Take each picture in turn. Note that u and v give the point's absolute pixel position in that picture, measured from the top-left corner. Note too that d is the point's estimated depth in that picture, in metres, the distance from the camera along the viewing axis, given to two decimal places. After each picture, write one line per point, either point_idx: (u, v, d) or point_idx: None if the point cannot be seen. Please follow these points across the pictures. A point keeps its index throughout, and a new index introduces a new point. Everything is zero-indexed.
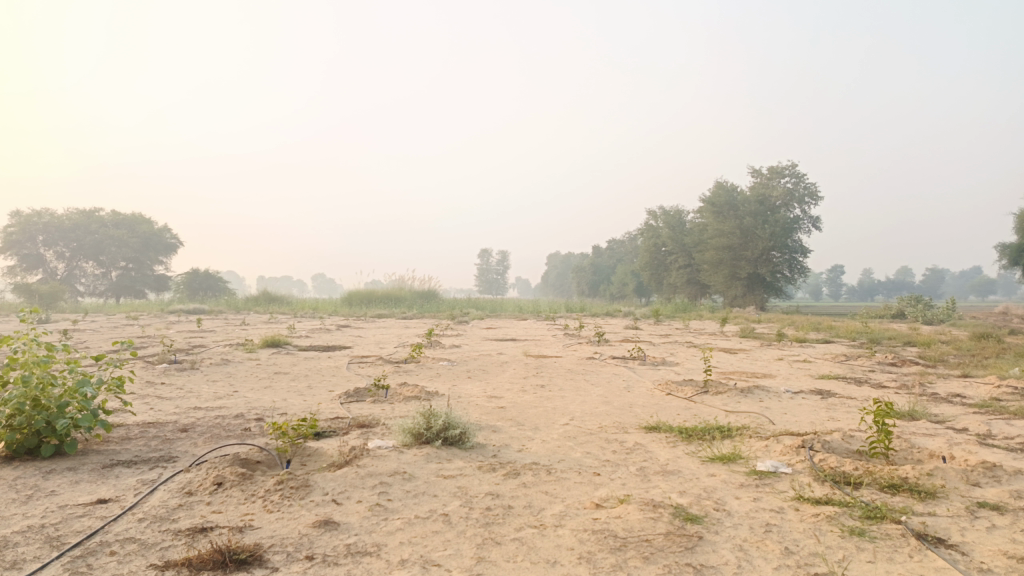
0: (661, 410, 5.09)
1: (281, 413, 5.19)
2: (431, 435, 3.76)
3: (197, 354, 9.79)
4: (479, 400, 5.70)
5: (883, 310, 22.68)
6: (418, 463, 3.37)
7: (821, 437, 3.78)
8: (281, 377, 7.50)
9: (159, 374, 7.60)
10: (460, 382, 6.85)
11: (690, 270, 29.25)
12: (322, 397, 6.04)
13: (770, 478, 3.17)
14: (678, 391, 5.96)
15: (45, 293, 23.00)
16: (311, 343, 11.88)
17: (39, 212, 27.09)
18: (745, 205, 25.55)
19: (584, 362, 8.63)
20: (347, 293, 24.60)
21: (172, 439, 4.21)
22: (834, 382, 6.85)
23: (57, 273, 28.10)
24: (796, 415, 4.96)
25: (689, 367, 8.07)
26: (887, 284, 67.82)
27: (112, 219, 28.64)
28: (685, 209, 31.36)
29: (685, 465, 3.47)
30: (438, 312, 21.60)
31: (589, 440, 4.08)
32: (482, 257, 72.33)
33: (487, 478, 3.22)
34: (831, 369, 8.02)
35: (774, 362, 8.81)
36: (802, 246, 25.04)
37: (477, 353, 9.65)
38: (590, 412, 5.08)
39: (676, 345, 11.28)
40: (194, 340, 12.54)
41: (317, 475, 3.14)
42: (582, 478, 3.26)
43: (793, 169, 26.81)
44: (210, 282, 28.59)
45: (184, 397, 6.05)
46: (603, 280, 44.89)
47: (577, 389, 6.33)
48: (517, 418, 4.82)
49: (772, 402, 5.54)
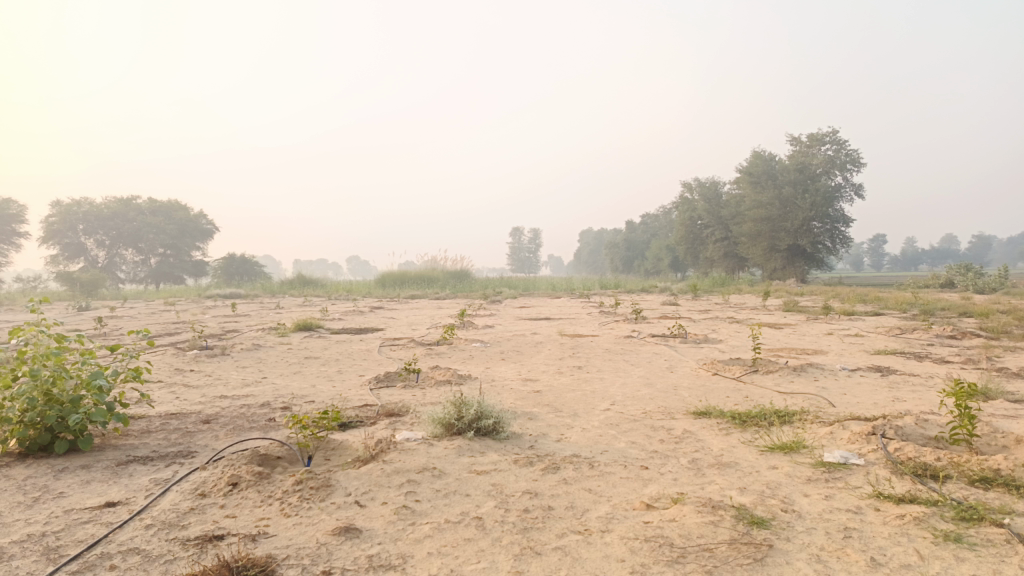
0: (708, 392, 4.75)
1: (308, 401, 4.99)
2: (463, 426, 3.47)
3: (228, 339, 9.69)
4: (514, 384, 5.42)
5: (931, 280, 21.82)
6: (448, 457, 3.10)
7: (892, 422, 3.42)
8: (311, 362, 7.32)
9: (189, 361, 7.49)
10: (494, 364, 6.59)
11: (727, 244, 28.53)
12: (352, 382, 5.82)
13: (840, 471, 2.84)
14: (725, 371, 5.59)
15: (85, 281, 23.32)
16: (344, 326, 11.73)
17: (78, 201, 27.49)
18: (784, 174, 24.71)
19: (622, 340, 8.32)
20: (380, 274, 24.47)
21: (193, 432, 4.01)
22: (893, 358, 6.40)
23: (98, 261, 28.54)
24: (857, 396, 4.58)
25: (733, 344, 7.67)
26: (931, 254, 65.85)
27: (149, 207, 28.95)
28: (720, 180, 30.52)
29: (741, 456, 3.15)
30: (471, 292, 21.37)
31: (634, 428, 3.78)
32: (514, 235, 71.82)
33: (524, 474, 2.94)
34: (886, 343, 7.54)
35: (824, 337, 8.36)
36: (844, 216, 24.15)
37: (511, 333, 9.38)
38: (633, 396, 4.76)
39: (717, 321, 10.86)
40: (227, 325, 12.50)
41: (339, 473, 2.89)
42: (629, 473, 2.95)
43: (834, 135, 25.84)
44: (246, 266, 28.79)
45: (211, 385, 5.89)
46: (637, 255, 44.22)
47: (616, 370, 6.01)
48: (554, 404, 4.52)
49: (829, 381, 5.16)
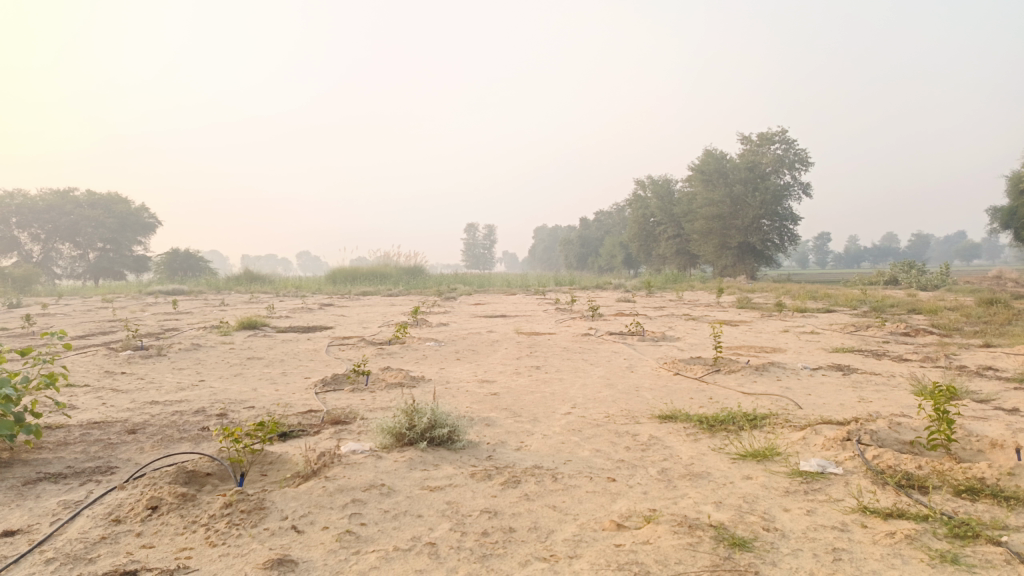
0: (671, 394, 4.57)
1: (247, 407, 4.64)
2: (415, 435, 3.19)
3: (166, 339, 9.18)
4: (469, 386, 5.16)
5: (876, 277, 22.32)
6: (398, 472, 2.83)
7: (866, 427, 3.27)
8: (254, 363, 6.92)
9: (120, 363, 7.01)
10: (448, 364, 6.31)
11: (679, 241, 28.74)
12: (297, 386, 5.48)
13: (820, 482, 2.67)
14: (687, 370, 5.42)
15: (18, 276, 22.13)
16: (291, 324, 11.28)
17: (10, 193, 26.12)
18: (735, 172, 24.97)
19: (579, 338, 8.13)
20: (331, 271, 23.88)
21: (116, 443, 3.64)
22: (852, 356, 6.35)
23: (33, 256, 27.19)
24: (823, 397, 4.45)
25: (691, 342, 7.53)
26: (873, 251, 67.89)
27: (88, 200, 27.69)
28: (673, 178, 30.71)
29: (713, 465, 2.97)
30: (425, 288, 21.00)
31: (597, 434, 3.56)
32: (468, 231, 71.36)
33: (482, 489, 2.68)
34: (843, 341, 7.51)
35: (780, 334, 8.32)
36: (792, 214, 24.55)
37: (466, 332, 9.10)
38: (594, 398, 4.55)
39: (673, 318, 10.75)
40: (167, 323, 11.91)
41: (275, 492, 2.59)
42: (595, 486, 2.73)
43: (783, 135, 26.26)
44: (191, 262, 27.80)
45: (143, 389, 5.47)
46: (591, 252, 44.33)
47: (575, 370, 5.79)
48: (512, 408, 4.27)
49: (791, 381, 5.04)
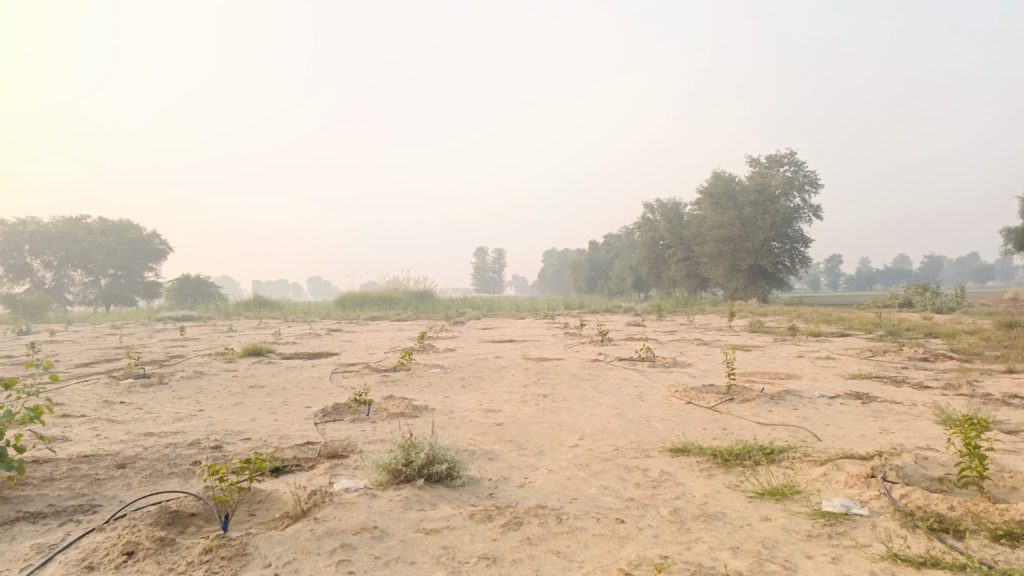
0: (683, 424, 4.39)
1: (243, 439, 4.48)
2: (412, 472, 3.03)
3: (170, 366, 9.07)
4: (473, 416, 4.98)
5: (890, 299, 22.02)
6: (392, 513, 2.66)
7: (890, 463, 3.08)
8: (256, 392, 6.77)
9: (121, 392, 6.88)
10: (453, 393, 6.14)
11: (689, 264, 28.53)
12: (297, 416, 5.32)
13: (845, 525, 2.48)
14: (699, 399, 5.23)
15: (29, 303, 22.18)
16: (297, 350, 11.15)
17: (24, 220, 26.29)
18: (744, 195, 24.82)
19: (589, 364, 7.94)
20: (339, 296, 23.81)
21: (102, 479, 3.48)
22: (870, 383, 6.14)
23: (45, 283, 27.30)
24: (843, 427, 4.25)
25: (703, 369, 7.33)
26: (885, 273, 67.33)
27: (100, 227, 27.84)
28: (681, 201, 30.60)
29: (728, 504, 2.78)
30: (433, 313, 20.88)
31: (605, 469, 3.38)
32: (477, 255, 71.32)
33: (481, 532, 2.51)
34: (859, 367, 7.29)
35: (794, 360, 8.11)
36: (803, 236, 24.32)
37: (472, 358, 8.93)
38: (603, 429, 4.37)
39: (685, 343, 10.53)
40: (173, 350, 11.80)
41: (260, 537, 2.43)
42: (603, 528, 2.55)
43: (791, 157, 26.17)
44: (201, 287, 27.82)
45: (139, 420, 5.32)
46: (600, 275, 44.15)
47: (583, 399, 5.61)
48: (516, 440, 4.10)
49: (808, 410, 4.85)
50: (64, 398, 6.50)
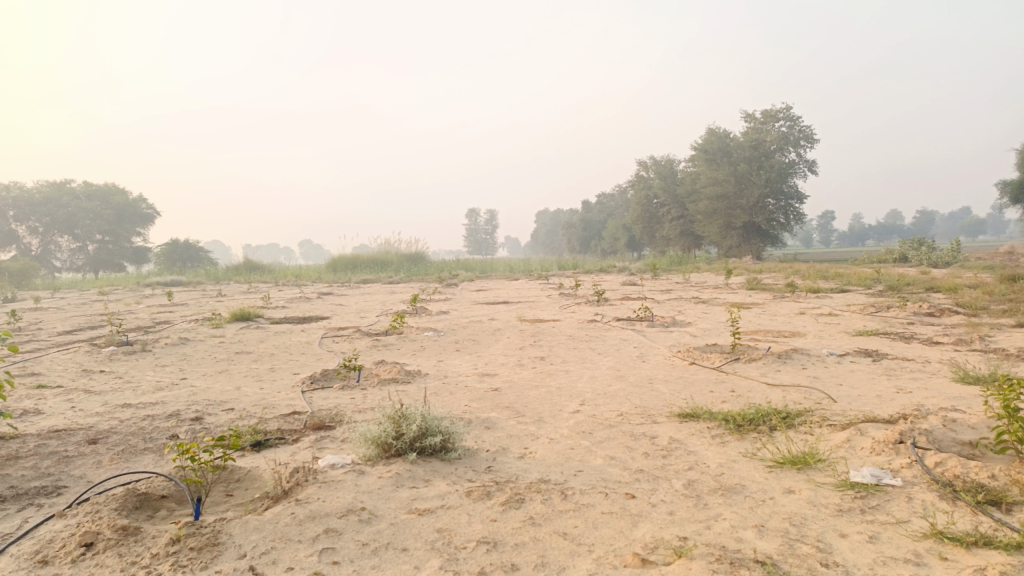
0: (689, 387, 4.17)
1: (226, 409, 4.25)
2: (403, 445, 2.79)
3: (154, 333, 8.79)
4: (467, 381, 4.75)
5: (884, 255, 21.87)
6: (382, 492, 2.43)
7: (917, 426, 2.86)
8: (242, 359, 6.53)
9: (101, 361, 6.63)
10: (446, 356, 5.92)
11: (683, 223, 28.22)
12: (284, 383, 5.09)
13: (878, 498, 2.26)
14: (704, 360, 5.01)
15: (15, 270, 21.75)
16: (286, 315, 10.88)
17: (6, 186, 25.72)
18: (739, 151, 24.39)
19: (586, 325, 7.73)
20: (331, 259, 23.49)
21: (71, 457, 3.23)
22: (879, 340, 5.93)
23: (31, 249, 26.83)
24: (857, 388, 4.04)
25: (704, 327, 7.12)
26: (876, 228, 67.36)
27: (84, 192, 27.22)
28: (675, 158, 30.12)
29: (746, 475, 2.56)
30: (426, 275, 20.60)
31: (610, 437, 3.15)
32: (469, 216, 70.71)
33: (479, 512, 2.28)
34: (864, 324, 7.09)
35: (797, 317, 7.91)
36: (797, 192, 23.98)
37: (466, 320, 8.70)
38: (604, 393, 4.15)
39: (683, 302, 10.32)
40: (160, 316, 11.52)
41: (235, 522, 2.20)
42: (613, 505, 2.33)
43: (787, 112, 25.69)
44: (190, 252, 27.39)
45: (118, 390, 5.07)
46: (593, 235, 43.81)
47: (582, 361, 5.38)
48: (515, 406, 3.87)
49: (817, 369, 4.64)
50: (42, 368, 6.24)
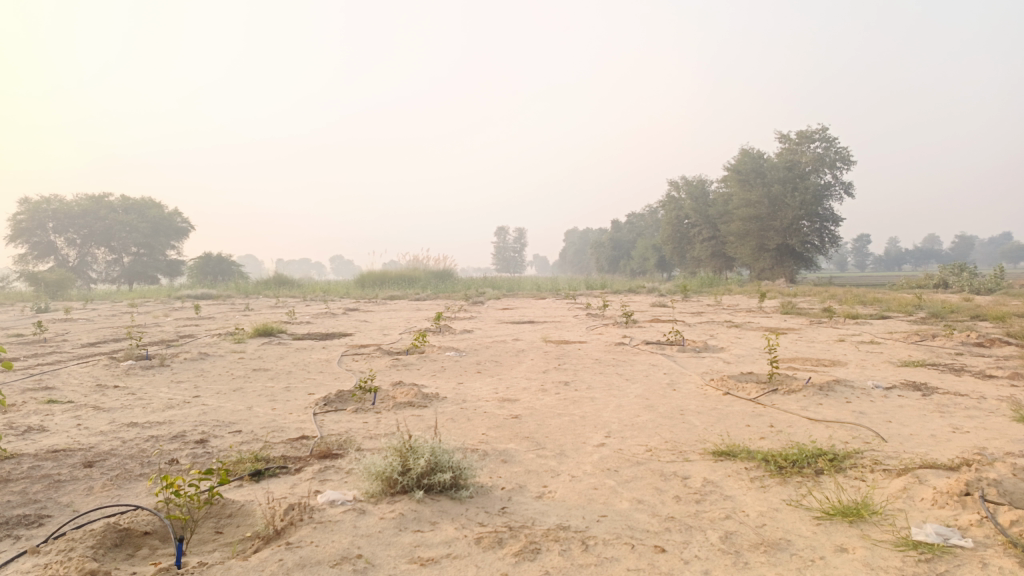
0: (724, 420, 3.88)
1: (233, 432, 4.05)
2: (410, 482, 2.55)
3: (175, 347, 8.69)
4: (487, 407, 4.50)
5: (924, 280, 21.20)
6: (382, 536, 2.20)
7: (984, 475, 2.54)
8: (258, 376, 6.36)
9: (117, 375, 6.50)
10: (467, 379, 5.69)
11: (715, 244, 27.75)
12: (297, 404, 4.88)
13: (946, 563, 1.97)
14: (738, 390, 4.70)
15: (51, 281, 22.08)
16: (310, 331, 10.75)
17: (47, 198, 26.23)
18: (773, 173, 23.92)
19: (613, 348, 7.45)
20: (359, 274, 23.48)
21: (63, 481, 3.04)
22: (926, 372, 5.55)
23: (69, 261, 27.27)
24: (908, 426, 3.71)
25: (738, 354, 6.79)
26: (914, 253, 65.85)
27: (122, 205, 27.64)
28: (707, 178, 29.68)
29: (789, 527, 2.28)
30: (453, 292, 20.43)
31: (637, 476, 2.88)
32: (498, 234, 70.71)
33: (489, 564, 2.03)
34: (909, 353, 6.70)
35: (836, 344, 7.53)
36: (833, 214, 23.38)
37: (490, 340, 8.47)
38: (632, 425, 3.87)
39: (714, 325, 9.97)
40: (184, 330, 11.45)
41: (216, 569, 1.97)
42: (639, 561, 2.06)
43: (823, 133, 25.17)
44: (222, 265, 27.60)
45: (128, 407, 4.91)
46: (623, 255, 43.37)
47: (609, 387, 5.10)
48: (535, 437, 3.61)
49: (862, 403, 4.32)
50: (57, 382, 6.13)
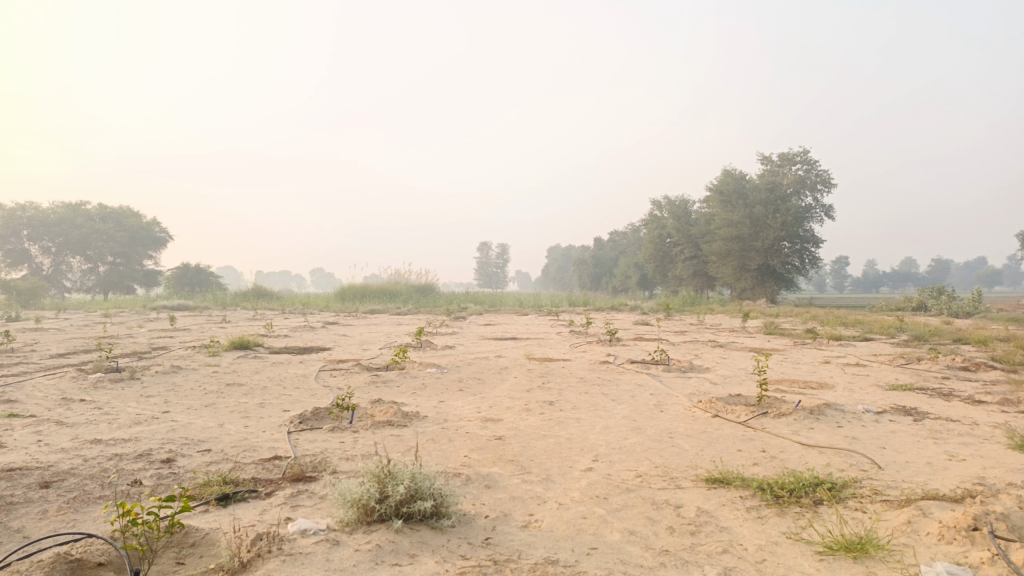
0: (714, 444, 3.75)
1: (202, 451, 3.85)
2: (388, 510, 2.39)
3: (147, 359, 8.43)
4: (469, 427, 4.35)
5: (903, 302, 21.37)
6: (357, 571, 2.03)
7: (989, 509, 2.43)
8: (232, 391, 6.15)
9: (85, 388, 6.25)
10: (448, 397, 5.52)
11: (696, 263, 27.84)
12: (271, 422, 4.69)
13: None
14: (727, 412, 4.59)
15: (23, 289, 21.57)
16: (287, 344, 10.52)
17: (22, 205, 25.73)
18: (754, 194, 24.07)
19: (597, 367, 7.33)
20: (340, 288, 23.22)
21: (15, 503, 2.83)
22: (915, 396, 5.48)
23: (43, 269, 26.72)
24: (903, 453, 3.61)
25: (724, 374, 6.69)
26: (891, 276, 66.71)
27: (99, 213, 27.17)
28: (690, 198, 29.81)
29: (791, 563, 2.15)
30: (435, 307, 20.25)
31: (628, 505, 2.74)
32: (480, 249, 70.55)
33: None
34: (896, 376, 6.64)
35: (821, 366, 7.46)
36: (814, 236, 23.55)
37: (472, 356, 8.31)
38: (620, 448, 3.73)
39: (698, 345, 9.90)
40: (158, 341, 11.16)
41: None
42: None
43: (804, 155, 25.42)
44: (201, 276, 27.18)
45: (94, 423, 4.69)
46: (605, 272, 43.41)
47: (594, 408, 4.96)
48: (520, 460, 3.46)
49: (854, 428, 4.23)
50: (20, 394, 5.87)
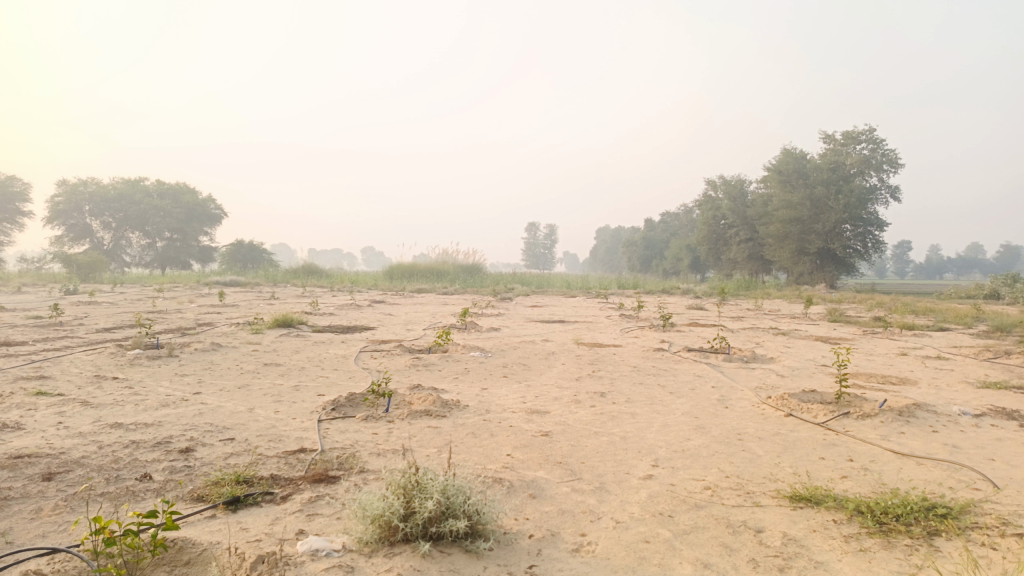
0: (793, 450, 3.29)
1: (225, 440, 3.56)
2: (414, 529, 2.02)
3: (189, 336, 8.26)
4: (512, 420, 3.95)
5: (973, 289, 20.19)
6: None
7: None
8: (269, 372, 5.90)
9: (121, 365, 6.08)
10: (491, 385, 5.15)
11: (752, 246, 26.84)
12: (303, 408, 4.38)
13: None
14: (803, 411, 4.10)
15: (83, 263, 22.01)
16: (331, 323, 10.31)
17: (84, 180, 26.29)
18: (816, 174, 22.90)
19: (651, 354, 6.86)
20: (387, 266, 23.08)
21: (10, 499, 2.56)
22: (1013, 396, 4.87)
23: (104, 244, 27.25)
24: (1019, 467, 3.08)
25: (791, 366, 6.15)
26: (956, 262, 63.82)
27: (156, 189, 27.58)
28: (747, 178, 28.68)
29: None
30: (482, 288, 19.91)
31: (698, 525, 2.32)
32: (529, 229, 69.96)
33: None
34: (985, 372, 6.01)
35: (898, 358, 6.83)
36: (878, 219, 22.35)
37: (518, 340, 7.93)
38: (683, 451, 3.29)
39: (759, 332, 9.30)
40: (204, 317, 11.05)
41: None
42: None
43: (869, 134, 24.12)
44: (254, 253, 27.40)
45: (121, 404, 4.45)
46: (656, 255, 42.46)
47: (651, 401, 4.52)
48: (569, 463, 3.06)
49: (952, 434, 3.70)
50: (54, 370, 5.71)
